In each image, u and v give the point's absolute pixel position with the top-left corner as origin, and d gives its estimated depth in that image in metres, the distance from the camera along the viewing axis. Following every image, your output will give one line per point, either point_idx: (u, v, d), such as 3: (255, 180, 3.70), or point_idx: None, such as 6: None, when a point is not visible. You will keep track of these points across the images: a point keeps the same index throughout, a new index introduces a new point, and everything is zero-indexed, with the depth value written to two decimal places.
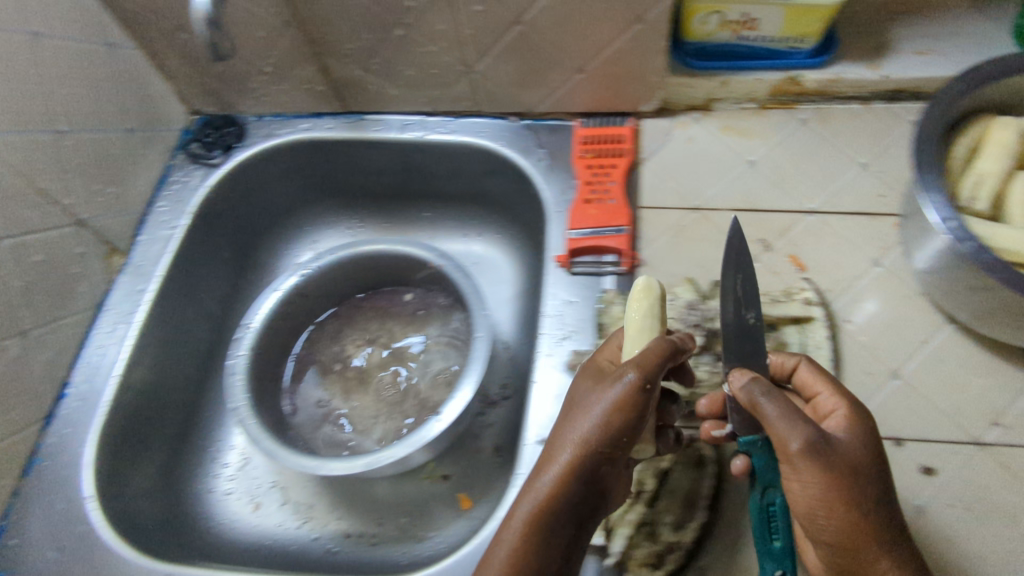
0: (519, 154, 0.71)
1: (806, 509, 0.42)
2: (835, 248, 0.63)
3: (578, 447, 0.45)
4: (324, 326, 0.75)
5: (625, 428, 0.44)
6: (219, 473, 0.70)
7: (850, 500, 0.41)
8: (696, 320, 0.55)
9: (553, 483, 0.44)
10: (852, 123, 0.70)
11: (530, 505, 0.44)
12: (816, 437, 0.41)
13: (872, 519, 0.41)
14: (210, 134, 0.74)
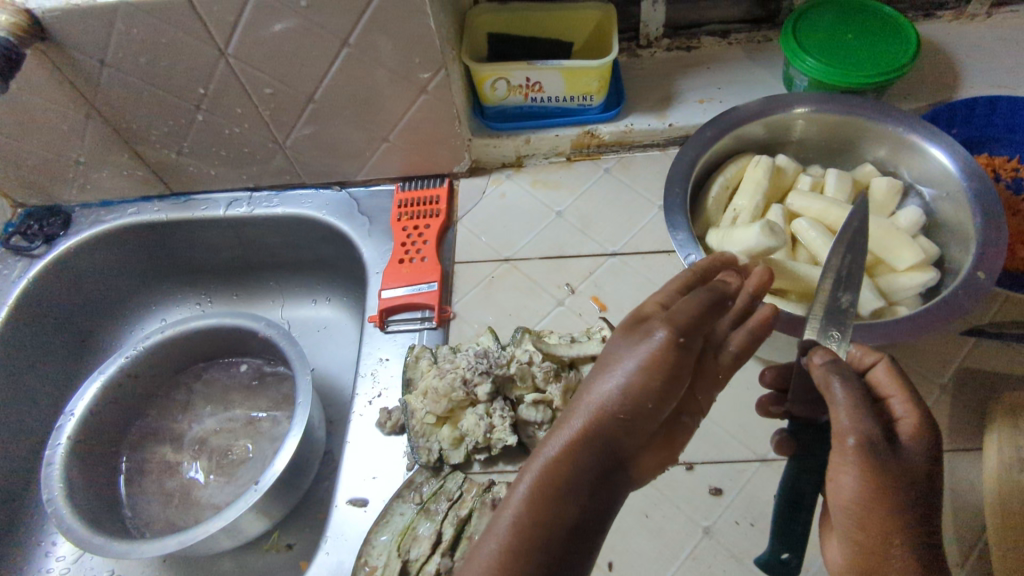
0: (342, 221, 0.74)
1: (841, 506, 0.40)
2: (634, 286, 0.67)
3: (597, 414, 0.38)
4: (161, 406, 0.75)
5: (654, 383, 0.39)
6: (49, 567, 0.68)
7: (903, 501, 0.38)
8: (484, 368, 0.56)
9: (569, 448, 0.37)
10: (651, 168, 0.76)
11: (533, 483, 0.36)
12: (875, 432, 0.39)
13: (894, 521, 0.38)
14: (32, 226, 0.74)
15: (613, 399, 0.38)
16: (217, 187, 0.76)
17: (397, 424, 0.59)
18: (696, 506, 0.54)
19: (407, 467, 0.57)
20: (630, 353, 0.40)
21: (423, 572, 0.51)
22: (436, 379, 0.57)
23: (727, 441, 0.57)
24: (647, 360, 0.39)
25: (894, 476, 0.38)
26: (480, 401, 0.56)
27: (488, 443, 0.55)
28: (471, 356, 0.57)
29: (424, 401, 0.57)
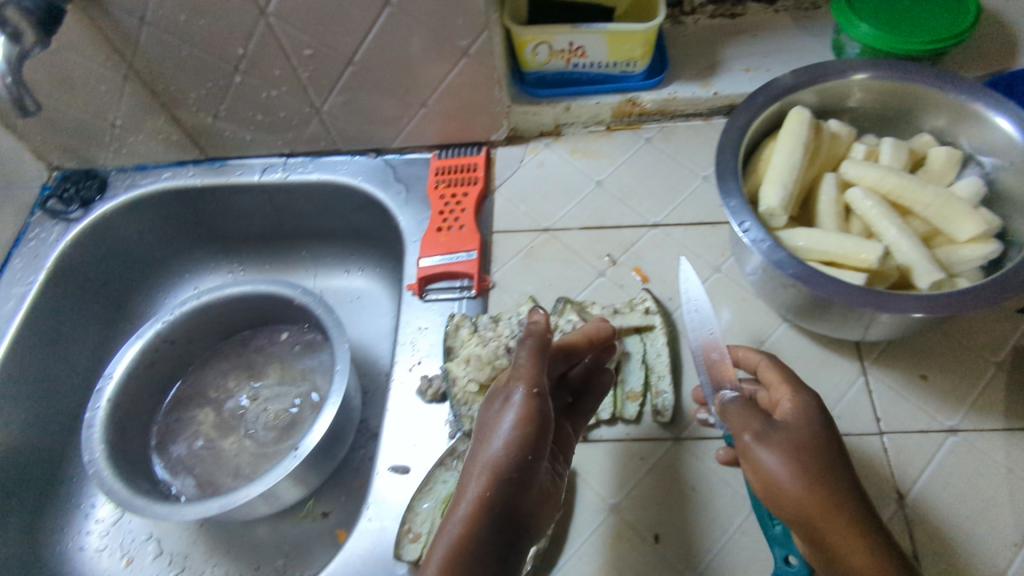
0: (378, 188, 0.73)
1: (771, 498, 0.43)
2: (677, 257, 0.66)
3: (491, 475, 0.39)
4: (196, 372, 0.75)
5: (524, 440, 0.39)
6: (88, 529, 0.68)
7: (821, 464, 0.42)
8: None
9: (475, 501, 0.38)
10: (693, 139, 0.74)
11: (449, 543, 0.38)
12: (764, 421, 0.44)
13: (820, 482, 0.41)
14: (68, 189, 0.74)
15: (496, 458, 0.39)
16: (252, 152, 0.75)
17: (438, 392, 0.58)
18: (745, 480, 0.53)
19: (448, 435, 0.57)
20: (505, 412, 0.41)
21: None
22: (479, 347, 0.56)
23: None
24: (518, 417, 0.40)
25: (797, 443, 0.43)
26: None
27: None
28: (515, 325, 0.57)
29: (467, 369, 0.56)
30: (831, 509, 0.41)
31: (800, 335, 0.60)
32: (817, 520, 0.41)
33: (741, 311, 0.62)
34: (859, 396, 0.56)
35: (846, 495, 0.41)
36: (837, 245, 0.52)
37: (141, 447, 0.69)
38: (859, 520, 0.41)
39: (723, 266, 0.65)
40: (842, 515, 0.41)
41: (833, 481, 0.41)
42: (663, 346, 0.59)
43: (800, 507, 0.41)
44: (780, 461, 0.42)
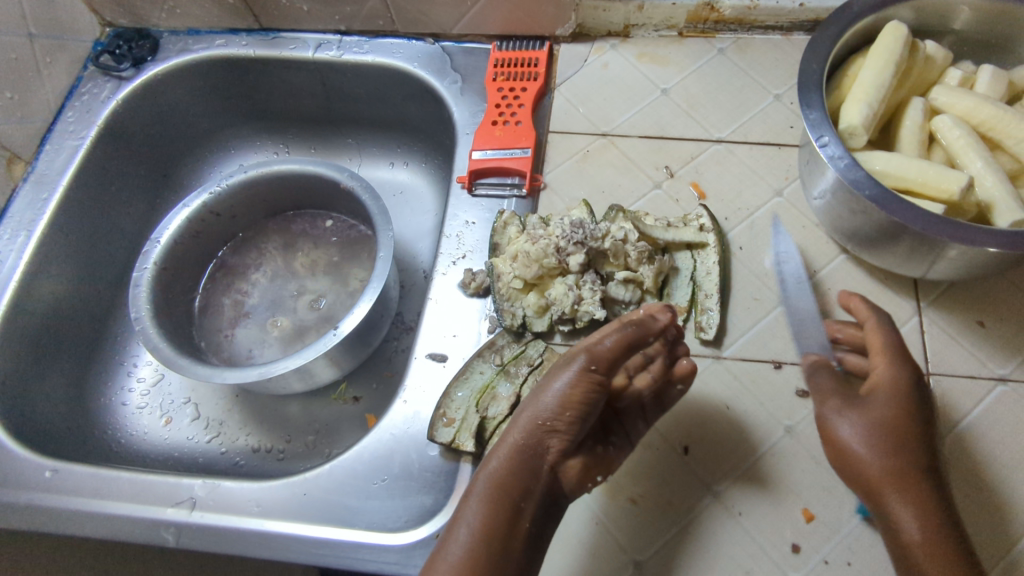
0: (432, 75, 0.70)
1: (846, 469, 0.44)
2: (737, 177, 0.63)
3: (528, 431, 0.43)
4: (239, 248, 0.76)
5: (563, 415, 0.43)
6: (130, 387, 0.70)
7: (904, 437, 0.42)
8: (579, 238, 0.53)
9: (502, 462, 0.43)
10: (770, 54, 0.69)
11: (475, 498, 0.42)
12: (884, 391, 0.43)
13: (895, 455, 0.42)
14: (121, 46, 0.72)
15: (519, 441, 0.43)
16: (307, 25, 0.73)
17: (481, 287, 0.58)
18: (781, 406, 0.52)
19: (488, 330, 0.57)
20: (547, 382, 0.45)
21: (499, 429, 0.51)
22: (527, 244, 0.55)
23: None
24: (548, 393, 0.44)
25: (877, 407, 0.43)
26: (570, 272, 0.54)
27: (573, 315, 0.54)
28: (566, 225, 0.54)
29: (513, 266, 0.55)
30: (900, 480, 0.41)
31: (857, 270, 0.58)
32: (883, 489, 0.42)
33: (798, 240, 0.60)
34: (910, 336, 0.55)
35: (922, 471, 0.42)
36: (916, 172, 0.49)
37: (183, 313, 0.70)
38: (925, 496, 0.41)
39: (786, 191, 0.62)
40: (913, 489, 0.41)
41: (911, 457, 0.42)
42: (713, 264, 0.57)
43: (875, 479, 0.42)
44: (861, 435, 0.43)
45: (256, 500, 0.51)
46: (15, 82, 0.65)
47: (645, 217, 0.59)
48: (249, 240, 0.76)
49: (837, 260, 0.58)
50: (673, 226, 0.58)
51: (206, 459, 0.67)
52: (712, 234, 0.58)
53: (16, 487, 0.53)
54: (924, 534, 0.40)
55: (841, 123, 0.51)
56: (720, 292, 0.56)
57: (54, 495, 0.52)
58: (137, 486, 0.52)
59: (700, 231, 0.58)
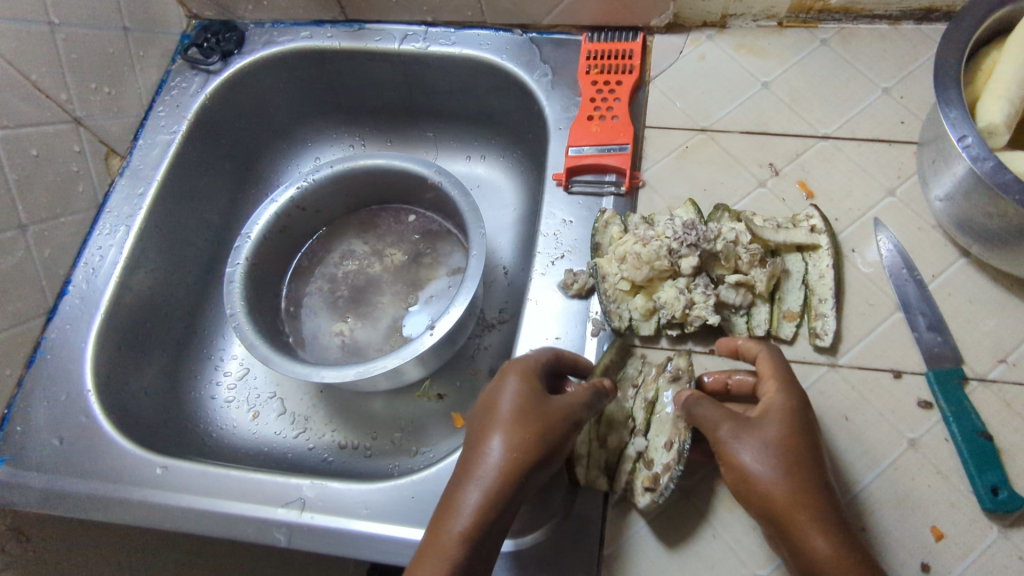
0: (521, 68, 0.69)
1: (746, 495, 0.42)
2: (846, 175, 0.60)
3: (503, 468, 0.43)
4: (322, 239, 0.75)
5: (545, 444, 0.44)
6: (219, 381, 0.71)
7: (806, 453, 0.42)
8: (692, 240, 0.52)
9: (475, 502, 0.42)
10: (877, 44, 0.65)
11: (465, 523, 0.41)
12: (737, 420, 0.43)
13: (807, 463, 0.41)
14: (208, 39, 0.72)
15: (504, 466, 0.43)
16: (393, 17, 0.72)
17: (583, 288, 0.57)
18: (902, 415, 0.51)
19: (590, 333, 0.56)
20: (514, 419, 0.45)
21: (626, 456, 0.50)
22: (636, 245, 0.54)
23: (944, 353, 0.52)
24: (528, 417, 0.44)
25: (746, 429, 0.43)
26: (681, 275, 0.54)
27: (683, 320, 0.53)
28: (677, 225, 0.53)
29: (622, 268, 0.54)
30: (807, 509, 0.40)
31: (979, 274, 0.55)
32: (793, 515, 0.40)
33: (914, 242, 0.57)
34: None
35: (826, 486, 0.41)
36: None
37: (271, 308, 0.70)
38: (836, 535, 0.39)
39: (899, 190, 0.59)
40: (808, 511, 0.40)
41: (807, 472, 0.41)
42: (827, 267, 0.55)
43: (762, 496, 0.41)
44: (754, 455, 0.42)
45: (364, 502, 0.51)
46: (112, 77, 0.65)
47: (757, 219, 0.57)
48: (334, 234, 0.76)
49: (957, 264, 0.55)
50: (787, 228, 0.56)
51: (294, 454, 0.67)
52: (826, 237, 0.56)
53: (129, 483, 0.54)
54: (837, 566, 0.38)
55: (979, 121, 0.48)
56: (836, 296, 0.54)
57: (166, 492, 0.53)
58: (247, 485, 0.53)
59: (816, 235, 0.56)
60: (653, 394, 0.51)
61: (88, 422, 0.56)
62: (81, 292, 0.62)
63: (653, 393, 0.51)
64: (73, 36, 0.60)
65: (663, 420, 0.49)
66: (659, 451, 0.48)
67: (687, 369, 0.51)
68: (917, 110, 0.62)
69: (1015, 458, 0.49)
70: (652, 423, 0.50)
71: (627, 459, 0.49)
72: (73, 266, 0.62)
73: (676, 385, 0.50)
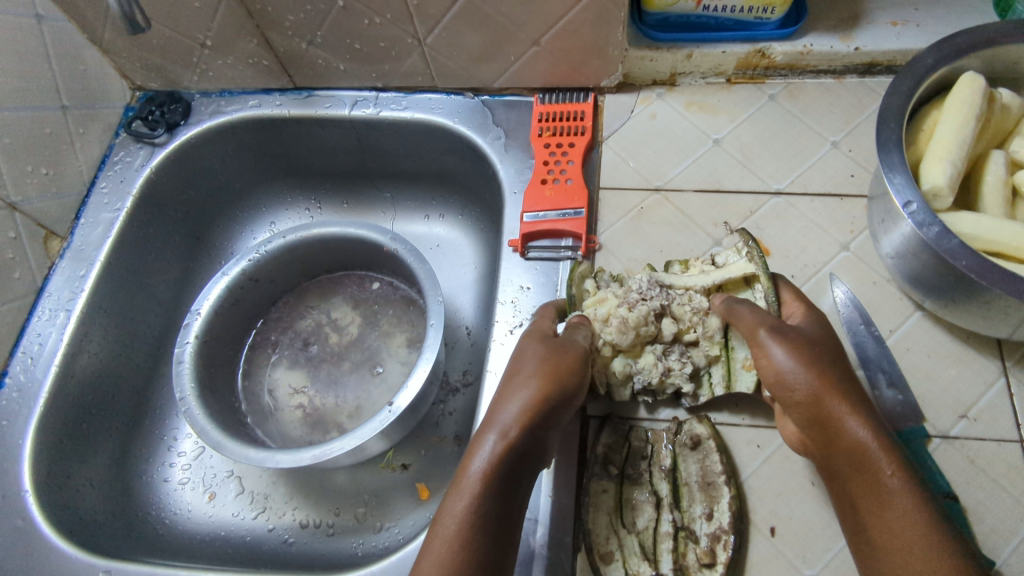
0: (473, 131, 0.69)
1: (779, 389, 0.43)
2: (800, 230, 0.60)
3: (529, 402, 0.43)
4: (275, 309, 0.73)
5: (561, 388, 0.45)
6: (172, 462, 0.68)
7: (830, 352, 0.44)
8: (661, 302, 0.52)
9: (503, 438, 0.42)
10: (824, 99, 0.66)
11: (485, 459, 0.41)
12: (776, 322, 0.45)
13: (836, 363, 0.43)
14: (153, 111, 0.71)
15: (522, 406, 0.43)
16: (343, 83, 0.71)
17: None
18: None
19: None
20: (531, 367, 0.46)
21: (660, 534, 0.49)
22: (621, 308, 0.51)
23: (907, 410, 0.52)
24: (544, 365, 0.46)
25: (782, 327, 0.45)
26: (658, 339, 0.53)
27: (659, 386, 0.52)
28: (644, 280, 0.53)
29: (607, 329, 0.51)
30: (840, 395, 0.41)
31: (935, 327, 0.55)
32: (826, 401, 0.41)
33: (870, 296, 0.57)
34: (999, 398, 0.52)
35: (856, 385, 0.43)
36: (1009, 234, 0.47)
37: (226, 386, 0.67)
38: (868, 416, 0.41)
39: (852, 244, 0.59)
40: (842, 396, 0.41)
41: (837, 366, 0.43)
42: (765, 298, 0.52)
43: (801, 389, 0.42)
44: (792, 353, 0.43)
45: None
46: (51, 157, 0.63)
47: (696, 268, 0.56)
48: (292, 300, 0.74)
49: (913, 317, 0.56)
50: (719, 267, 0.55)
51: (253, 538, 0.65)
52: (758, 265, 0.51)
53: None
54: (871, 435, 0.40)
55: (924, 184, 0.49)
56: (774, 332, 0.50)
57: None
58: None
59: (749, 263, 0.53)
60: (670, 465, 0.51)
61: (27, 525, 0.53)
62: (19, 384, 0.59)
63: (670, 462, 0.51)
64: (5, 121, 0.58)
65: (692, 491, 0.50)
66: (699, 521, 0.49)
67: (703, 431, 0.52)
68: (866, 163, 0.63)
69: (982, 517, 0.48)
70: (680, 494, 0.50)
71: (665, 536, 0.48)
72: (10, 356, 0.60)
73: (696, 452, 0.51)
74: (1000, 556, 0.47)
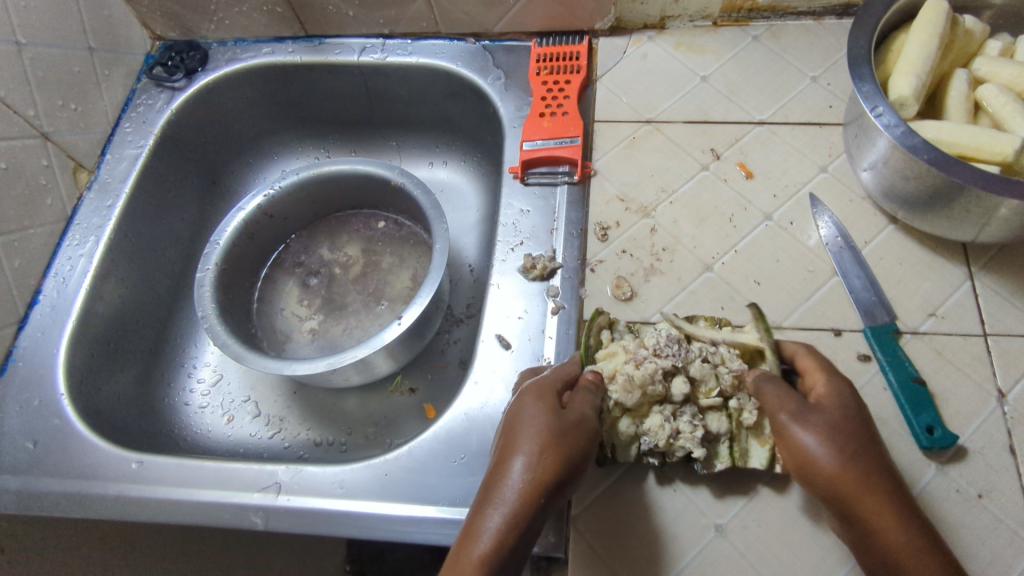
0: (475, 73, 0.73)
1: (806, 478, 0.44)
2: (781, 155, 0.64)
3: (532, 483, 0.42)
4: (292, 245, 0.78)
5: (567, 465, 0.43)
6: (192, 388, 0.72)
7: (855, 439, 0.43)
8: (675, 357, 0.49)
9: (505, 521, 0.41)
10: (804, 38, 0.70)
11: (485, 545, 0.40)
12: (800, 406, 0.45)
13: (866, 453, 0.42)
14: (172, 58, 0.75)
15: (527, 487, 0.42)
16: (352, 31, 0.75)
17: (543, 271, 0.60)
18: (845, 370, 0.54)
19: (551, 311, 0.58)
20: (539, 432, 0.44)
21: None
22: (628, 365, 0.48)
23: (880, 310, 0.56)
24: (550, 439, 0.43)
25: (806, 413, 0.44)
26: (669, 400, 0.49)
27: (666, 449, 0.48)
28: (661, 337, 0.50)
29: (612, 386, 0.48)
30: (868, 489, 0.41)
31: (906, 238, 0.59)
32: (851, 496, 0.41)
33: (847, 212, 0.61)
34: (965, 298, 0.56)
35: (888, 472, 0.42)
36: (970, 137, 0.51)
37: (243, 314, 0.71)
38: (901, 516, 0.41)
39: (831, 167, 0.63)
40: (869, 488, 0.41)
41: (862, 454, 0.42)
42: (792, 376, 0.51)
43: (830, 479, 0.42)
44: (819, 439, 0.43)
45: (339, 481, 0.53)
46: (78, 94, 0.67)
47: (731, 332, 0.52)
48: (308, 239, 0.79)
49: (886, 230, 0.60)
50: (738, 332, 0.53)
51: (269, 454, 0.68)
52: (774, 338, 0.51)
53: (106, 480, 0.53)
54: (907, 540, 0.40)
55: (891, 95, 0.53)
56: None
57: (143, 487, 0.53)
58: (223, 474, 0.53)
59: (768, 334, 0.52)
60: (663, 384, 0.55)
61: (63, 425, 0.56)
62: (52, 301, 0.62)
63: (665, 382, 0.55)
64: (39, 55, 0.62)
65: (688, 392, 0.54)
66: None
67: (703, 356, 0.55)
68: (843, 95, 0.67)
69: (948, 401, 0.52)
70: None
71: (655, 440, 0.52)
72: (43, 277, 0.63)
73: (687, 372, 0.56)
74: (964, 433, 0.51)
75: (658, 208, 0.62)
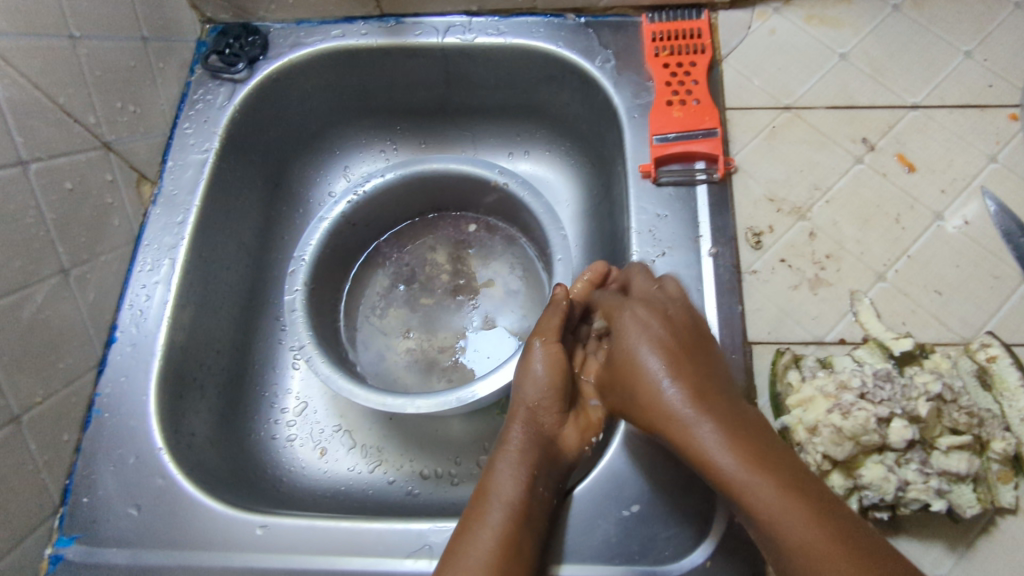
0: (580, 55, 0.64)
1: (648, 420, 0.46)
2: (943, 144, 0.57)
3: (533, 401, 0.50)
4: (382, 249, 0.70)
5: (557, 378, 0.51)
6: (277, 420, 0.64)
7: (697, 379, 0.45)
8: (892, 405, 0.44)
9: (520, 432, 0.49)
10: (952, 6, 0.62)
11: (505, 469, 0.47)
12: (660, 335, 0.48)
13: (715, 394, 0.44)
14: (229, 44, 0.65)
15: (532, 405, 0.50)
16: (433, 9, 0.66)
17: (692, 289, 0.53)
18: None
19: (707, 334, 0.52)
20: (530, 362, 0.52)
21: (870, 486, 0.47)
22: (833, 414, 0.44)
23: None
24: (536, 363, 0.51)
25: (701, 401, 0.44)
26: (891, 449, 0.44)
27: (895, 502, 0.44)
28: (868, 376, 0.45)
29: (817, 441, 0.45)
30: (720, 418, 0.43)
31: None
32: (688, 446, 0.43)
33: None
34: None
35: (740, 423, 0.43)
36: None
37: (332, 336, 0.64)
38: (715, 431, 0.42)
39: (1000, 156, 0.56)
40: (772, 472, 0.40)
41: (687, 381, 0.45)
42: None
43: (650, 413, 0.45)
44: (660, 375, 0.45)
45: None
46: (135, 93, 0.58)
47: (942, 360, 0.48)
48: (397, 242, 0.71)
49: None
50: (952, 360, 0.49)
51: (375, 491, 0.62)
52: (1002, 368, 0.47)
53: (227, 549, 0.47)
54: (729, 462, 0.41)
55: None
56: None
57: (272, 556, 0.47)
58: (363, 535, 0.47)
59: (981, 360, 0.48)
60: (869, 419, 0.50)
61: (167, 484, 0.50)
62: (132, 339, 0.54)
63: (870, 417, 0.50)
64: (94, 50, 0.52)
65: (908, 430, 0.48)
66: None
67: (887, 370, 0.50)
68: (1005, 71, 0.59)
69: None
70: None
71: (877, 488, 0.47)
72: (117, 310, 0.55)
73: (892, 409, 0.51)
74: None
75: (813, 208, 0.55)
